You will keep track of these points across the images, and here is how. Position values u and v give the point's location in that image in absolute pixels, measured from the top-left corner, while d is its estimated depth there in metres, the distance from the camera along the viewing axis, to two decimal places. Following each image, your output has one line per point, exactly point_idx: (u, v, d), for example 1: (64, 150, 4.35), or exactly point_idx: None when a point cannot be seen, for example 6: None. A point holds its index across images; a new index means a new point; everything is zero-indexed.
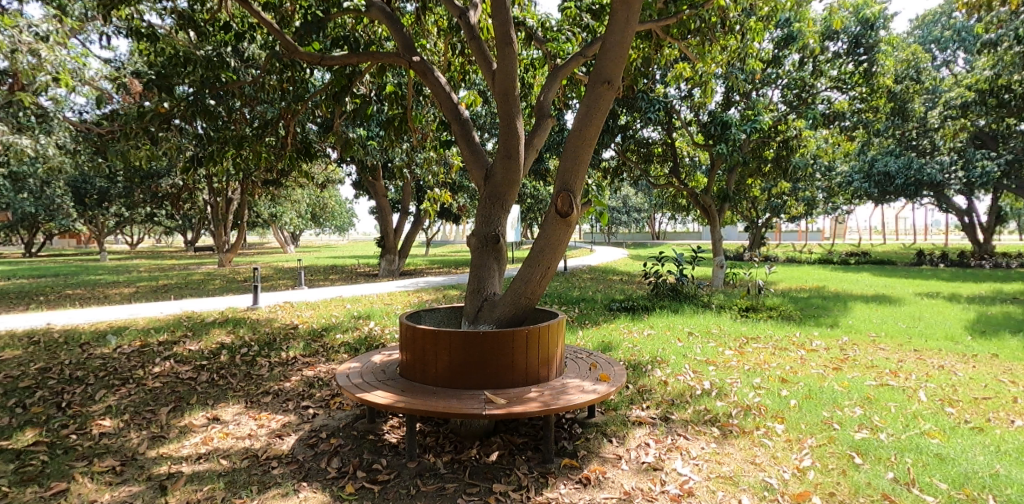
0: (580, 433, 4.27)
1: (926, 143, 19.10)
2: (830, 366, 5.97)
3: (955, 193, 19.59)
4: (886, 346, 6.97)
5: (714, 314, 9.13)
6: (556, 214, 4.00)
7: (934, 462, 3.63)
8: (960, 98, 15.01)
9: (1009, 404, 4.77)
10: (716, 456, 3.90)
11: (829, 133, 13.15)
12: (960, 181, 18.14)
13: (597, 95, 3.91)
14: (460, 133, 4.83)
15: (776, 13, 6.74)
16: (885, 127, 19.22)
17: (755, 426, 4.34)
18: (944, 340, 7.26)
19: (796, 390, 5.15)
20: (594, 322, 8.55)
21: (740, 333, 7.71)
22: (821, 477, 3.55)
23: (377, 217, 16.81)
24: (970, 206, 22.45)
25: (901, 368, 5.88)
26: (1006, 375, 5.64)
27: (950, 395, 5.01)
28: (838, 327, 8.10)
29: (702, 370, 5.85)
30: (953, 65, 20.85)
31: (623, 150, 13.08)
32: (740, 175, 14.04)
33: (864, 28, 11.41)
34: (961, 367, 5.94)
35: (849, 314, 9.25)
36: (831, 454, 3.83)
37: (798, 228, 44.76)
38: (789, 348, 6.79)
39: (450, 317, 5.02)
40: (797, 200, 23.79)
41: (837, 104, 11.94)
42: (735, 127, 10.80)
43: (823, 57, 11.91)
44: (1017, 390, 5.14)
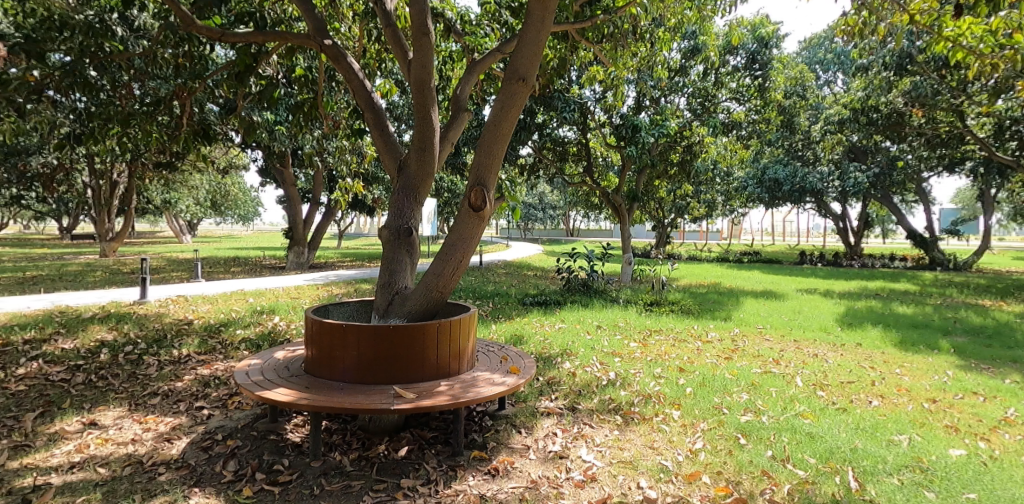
0: (490, 425, 4.32)
1: (810, 154, 21.07)
2: (722, 356, 6.45)
3: (832, 199, 21.78)
4: (771, 337, 7.65)
5: (621, 309, 9.57)
6: (470, 207, 4.01)
7: (806, 440, 4.02)
8: (838, 115, 16.55)
9: (869, 387, 5.38)
10: (618, 442, 4.09)
11: (728, 141, 14.14)
12: (836, 189, 20.12)
13: (512, 91, 3.96)
14: (375, 123, 4.71)
15: (682, 25, 7.14)
16: (776, 138, 20.92)
17: (655, 413, 4.60)
18: (818, 331, 8.07)
19: (692, 378, 5.51)
20: (507, 316, 8.68)
21: (645, 325, 8.13)
22: (711, 458, 3.82)
23: (285, 208, 16.03)
24: (844, 213, 25.02)
25: (782, 357, 6.47)
26: (867, 362, 6.34)
27: (821, 380, 5.56)
28: (730, 320, 8.76)
29: (608, 361, 6.13)
30: (833, 85, 23.11)
31: (540, 147, 13.29)
32: (648, 176, 14.76)
33: (760, 46, 12.31)
34: (831, 355, 6.63)
35: (741, 308, 10.01)
36: (720, 436, 4.14)
37: (700, 229, 47.84)
38: (687, 340, 7.26)
39: (360, 311, 4.91)
40: (699, 202, 25.35)
41: (735, 114, 12.86)
42: (644, 131, 11.34)
43: (725, 69, 12.71)
44: (875, 374, 5.82)
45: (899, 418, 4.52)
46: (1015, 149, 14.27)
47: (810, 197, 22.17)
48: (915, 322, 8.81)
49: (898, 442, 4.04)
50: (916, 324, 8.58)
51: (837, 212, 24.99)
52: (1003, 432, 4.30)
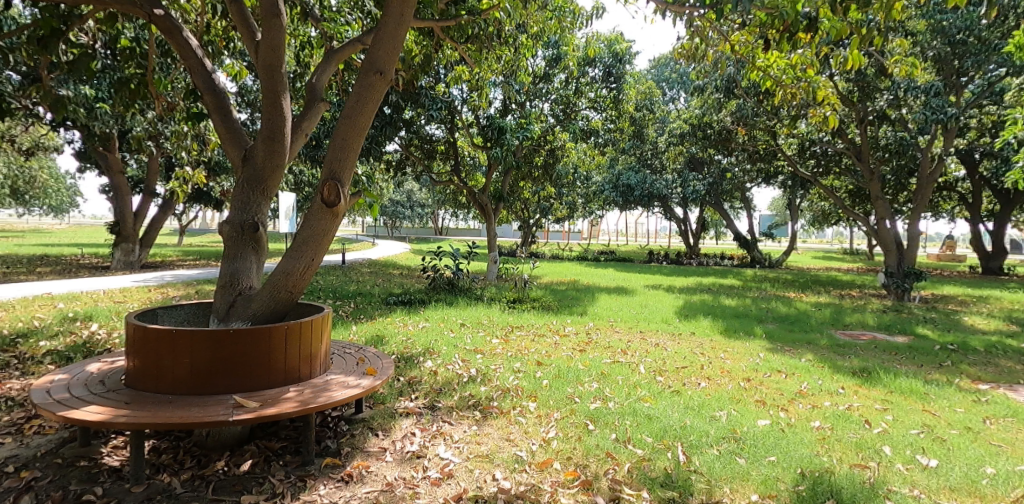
0: (346, 430, 4.15)
1: (657, 163, 23.10)
2: (577, 349, 6.83)
3: (676, 204, 24.09)
4: (621, 330, 8.27)
5: (486, 306, 9.73)
6: (322, 203, 3.80)
7: (645, 422, 4.40)
8: (680, 129, 18.34)
9: (699, 371, 6.04)
10: (476, 437, 4.16)
11: (587, 147, 15.01)
12: (679, 195, 22.29)
13: (369, 84, 3.83)
14: (215, 106, 4.29)
15: (543, 33, 7.44)
16: (629, 146, 22.64)
17: (512, 406, 4.74)
18: (661, 323, 8.88)
19: (548, 371, 5.76)
20: (369, 316, 8.40)
21: (507, 322, 8.35)
22: (562, 445, 4.03)
23: (110, 198, 14.01)
24: (685, 217, 27.80)
25: (629, 347, 7.03)
26: (698, 349, 7.12)
27: (661, 366, 6.13)
28: (586, 315, 9.32)
29: (470, 358, 6.19)
30: (677, 102, 25.59)
31: (406, 144, 13.04)
32: (513, 177, 15.20)
33: (615, 61, 13.26)
34: (670, 344, 7.34)
35: (596, 303, 10.70)
36: (571, 424, 4.38)
37: (563, 229, 50.38)
38: (546, 335, 7.59)
39: (197, 314, 4.44)
40: (561, 204, 26.64)
41: (593, 122, 13.66)
42: (509, 133, 11.62)
43: (585, 79, 13.44)
44: (705, 359, 6.55)
45: (721, 396, 5.12)
46: (813, 165, 16.91)
47: (657, 202, 24.32)
48: (737, 312, 10.08)
49: (719, 417, 4.58)
50: (739, 315, 9.81)
51: (679, 216, 27.69)
52: (798, 402, 5.07)
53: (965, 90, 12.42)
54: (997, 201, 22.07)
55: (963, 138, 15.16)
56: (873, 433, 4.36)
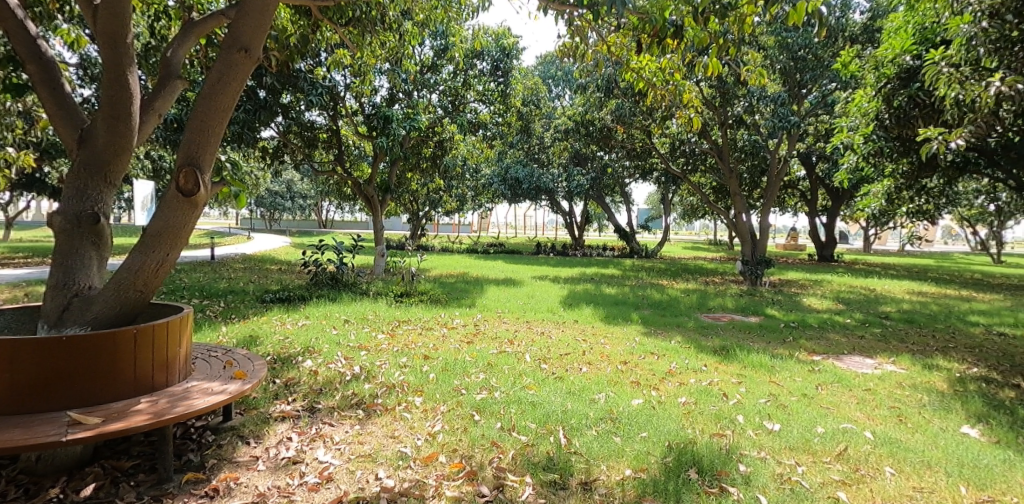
0: (212, 441, 3.82)
1: (544, 157, 23.75)
2: (464, 340, 6.84)
3: (561, 198, 24.94)
4: (508, 320, 8.42)
5: (371, 301, 9.42)
6: (178, 192, 3.44)
7: (529, 408, 4.51)
8: (564, 125, 18.97)
9: (581, 356, 6.31)
10: (358, 437, 4.01)
11: (476, 140, 15.04)
12: (564, 189, 23.07)
13: (231, 62, 3.51)
14: (43, 78, 3.71)
15: (429, 22, 7.30)
16: (517, 141, 23.00)
17: (397, 402, 4.63)
18: (546, 312, 9.17)
19: (435, 365, 5.70)
20: (242, 316, 7.79)
21: (394, 317, 8.15)
22: (448, 438, 4.01)
23: None
24: (571, 210, 28.90)
25: (515, 336, 7.18)
26: (581, 335, 7.43)
27: (546, 354, 6.33)
28: (474, 307, 9.38)
29: (354, 355, 5.96)
30: (562, 99, 26.41)
31: (284, 131, 12.22)
32: (400, 169, 14.84)
33: (502, 55, 13.37)
34: (555, 332, 7.61)
35: (484, 295, 10.79)
36: (457, 416, 4.37)
37: (453, 223, 50.25)
38: (434, 328, 7.52)
39: (24, 319, 3.84)
40: (450, 197, 26.51)
41: (481, 115, 13.68)
42: (395, 123, 11.28)
43: (473, 72, 13.40)
44: (587, 345, 6.86)
45: (600, 380, 5.39)
46: (683, 163, 18.29)
47: (544, 196, 25.02)
48: (616, 300, 10.67)
49: (598, 399, 4.81)
50: (618, 302, 10.39)
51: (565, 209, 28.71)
52: (668, 381, 5.48)
53: (805, 99, 14.10)
54: (829, 197, 25.37)
55: (804, 143, 17.21)
56: (730, 404, 4.83)
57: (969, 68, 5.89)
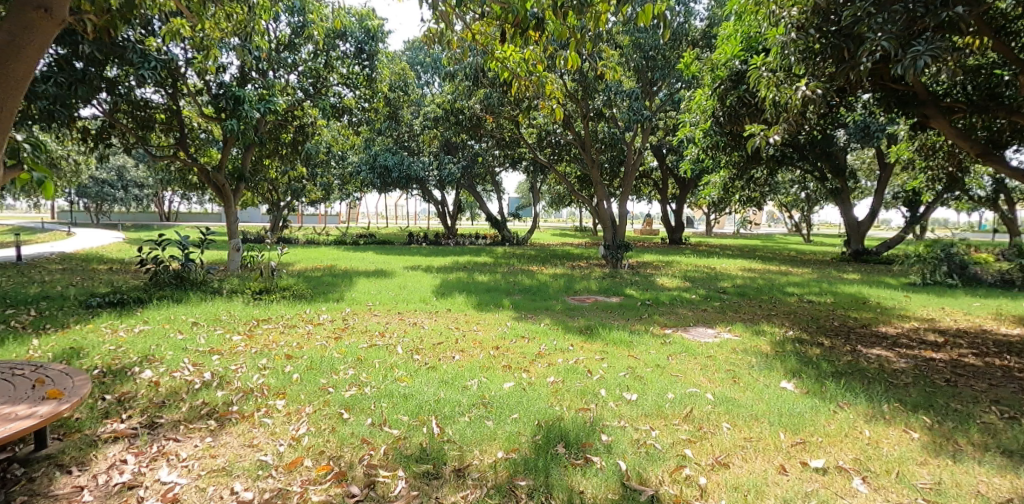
0: (21, 476, 3.26)
1: (414, 145, 23.33)
2: (332, 336, 6.52)
3: (433, 187, 24.69)
4: (379, 312, 8.18)
5: (225, 300, 8.62)
6: None
7: (401, 401, 4.43)
8: (433, 113, 18.73)
9: (454, 345, 6.32)
10: (210, 450, 3.66)
11: (340, 126, 14.32)
12: (435, 177, 22.83)
13: (25, 23, 2.96)
14: None
15: None
16: (385, 128, 22.26)
17: (256, 408, 4.30)
18: (419, 302, 9.06)
19: (299, 364, 5.37)
20: (62, 325, 6.72)
21: (252, 316, 7.53)
22: (314, 440, 3.80)
23: None
24: (443, 199, 28.77)
25: (386, 329, 6.99)
26: (454, 324, 7.44)
27: (418, 345, 6.24)
28: (343, 300, 8.98)
29: (204, 361, 5.41)
30: (431, 86, 26.02)
31: (110, 110, 10.66)
32: (255, 155, 13.70)
33: (367, 37, 12.82)
34: (428, 322, 7.54)
35: (353, 288, 10.37)
36: (324, 416, 4.16)
37: (319, 213, 47.60)
38: (297, 325, 7.07)
39: None
40: (314, 185, 25.03)
41: (345, 99, 13.04)
42: (248, 104, 10.30)
43: (334, 53, 12.69)
44: (459, 333, 6.88)
45: (473, 366, 5.45)
46: (550, 153, 18.97)
47: (415, 184, 24.58)
48: (488, 287, 10.83)
49: (470, 386, 4.85)
50: (490, 289, 10.56)
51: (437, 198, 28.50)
52: (538, 362, 5.69)
53: (656, 96, 15.28)
54: (678, 186, 27.86)
55: (655, 136, 18.68)
56: (593, 379, 5.13)
57: (784, 73, 6.75)
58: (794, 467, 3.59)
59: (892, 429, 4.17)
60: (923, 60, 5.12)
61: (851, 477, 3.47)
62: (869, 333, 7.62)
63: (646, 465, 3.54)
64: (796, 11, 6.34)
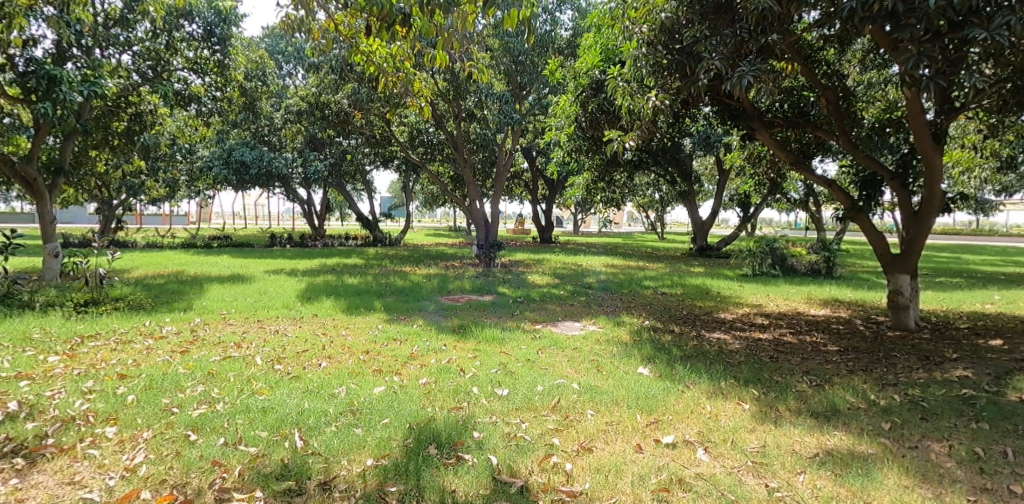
0: None
1: (275, 140, 21.78)
2: (177, 350, 5.87)
3: (297, 185, 23.25)
4: (234, 321, 7.52)
5: (39, 315, 7.38)
6: None
7: (259, 416, 4.11)
8: (294, 106, 17.56)
9: (320, 351, 6.00)
10: (17, 494, 3.13)
11: (186, 116, 12.92)
12: (300, 175, 21.51)
13: None
14: None
15: None
16: (240, 120, 20.49)
17: (79, 438, 3.74)
18: (281, 308, 8.47)
19: (135, 384, 4.76)
20: None
21: (75, 332, 6.53)
22: (153, 468, 3.40)
23: None
24: (309, 198, 27.23)
25: (243, 339, 6.45)
26: (320, 330, 7.07)
27: (280, 354, 5.84)
28: (191, 310, 8.12)
29: (9, 388, 4.59)
30: (293, 77, 24.37)
31: None
32: (77, 146, 11.89)
33: (218, 20, 11.76)
34: (291, 329, 7.08)
35: (204, 296, 9.43)
36: (166, 441, 3.74)
37: (162, 212, 42.59)
38: (133, 340, 6.26)
39: None
40: (156, 182, 22.35)
41: (192, 87, 11.80)
42: (66, 85, 8.84)
43: (177, 34, 11.48)
44: (326, 339, 6.55)
45: (340, 373, 5.21)
46: (422, 151, 18.78)
47: (277, 182, 22.96)
48: (358, 290, 10.43)
49: (337, 393, 4.64)
50: (360, 292, 10.18)
51: (303, 197, 26.92)
52: (410, 364, 5.59)
53: (526, 99, 15.73)
54: (547, 187, 28.98)
55: (524, 138, 19.26)
56: (466, 378, 5.16)
57: (637, 84, 7.30)
58: (648, 445, 3.91)
59: (728, 403, 4.70)
60: (748, 79, 5.81)
61: (695, 449, 3.85)
62: (710, 319, 8.52)
63: (516, 457, 3.64)
64: (645, 28, 6.87)
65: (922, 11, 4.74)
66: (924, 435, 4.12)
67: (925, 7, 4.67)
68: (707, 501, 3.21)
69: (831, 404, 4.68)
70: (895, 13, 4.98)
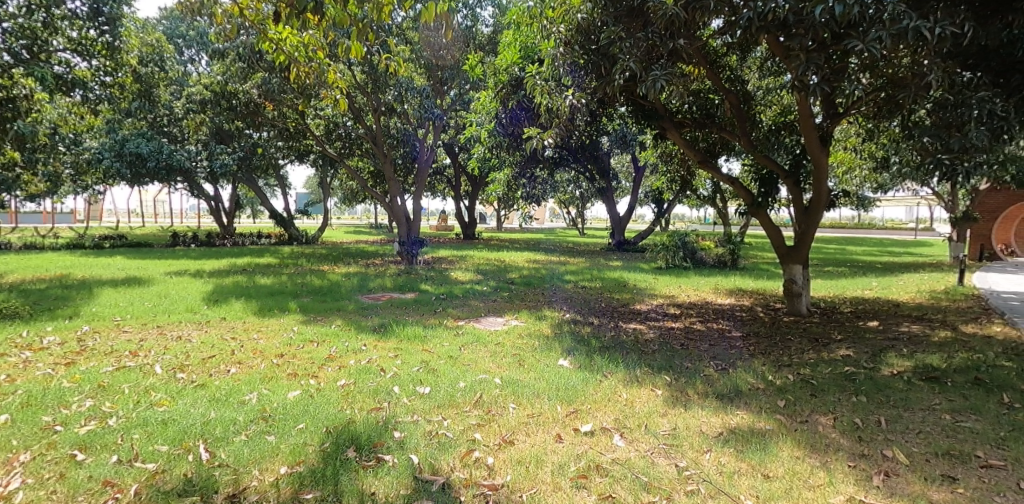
0: None
1: (176, 131, 20.24)
2: (61, 362, 5.33)
3: (202, 180, 21.77)
4: (130, 328, 6.93)
5: None
6: None
7: (158, 429, 3.83)
8: (197, 94, 16.34)
9: (229, 357, 5.66)
10: None
11: (70, 103, 11.72)
12: (205, 169, 20.14)
13: None
14: None
15: None
16: (134, 109, 18.85)
17: None
18: (184, 313, 7.91)
19: (10, 402, 4.28)
20: None
21: None
22: (32, 494, 3.08)
23: None
24: (216, 194, 25.58)
25: (140, 347, 5.96)
26: (229, 334, 6.66)
27: (183, 361, 5.46)
28: (79, 317, 7.40)
29: None
30: (196, 64, 22.64)
31: None
32: None
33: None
34: (196, 334, 6.63)
35: (94, 301, 8.61)
36: (49, 462, 3.40)
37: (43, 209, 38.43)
38: (8, 353, 5.62)
39: None
40: (34, 175, 20.12)
41: (76, 71, 10.71)
42: None
43: (57, 11, 10.36)
44: (236, 344, 6.19)
45: (251, 379, 4.95)
46: (340, 146, 18.15)
47: (179, 176, 21.37)
48: (271, 291, 9.93)
49: (248, 400, 4.41)
50: (273, 293, 9.69)
51: (209, 193, 25.25)
52: (327, 367, 5.40)
53: (447, 94, 15.58)
54: (469, 183, 28.93)
55: (446, 134, 19.10)
56: (386, 377, 5.07)
57: (555, 83, 7.43)
58: (567, 434, 4.01)
59: (642, 390, 4.91)
60: (658, 81, 6.07)
61: (611, 435, 4.00)
62: (627, 311, 8.87)
63: (438, 455, 3.62)
64: (562, 28, 7.00)
65: (809, 23, 5.15)
66: (814, 410, 4.51)
67: (811, 19, 5.09)
68: (622, 485, 3.34)
69: (734, 386, 5.01)
70: (786, 23, 5.39)
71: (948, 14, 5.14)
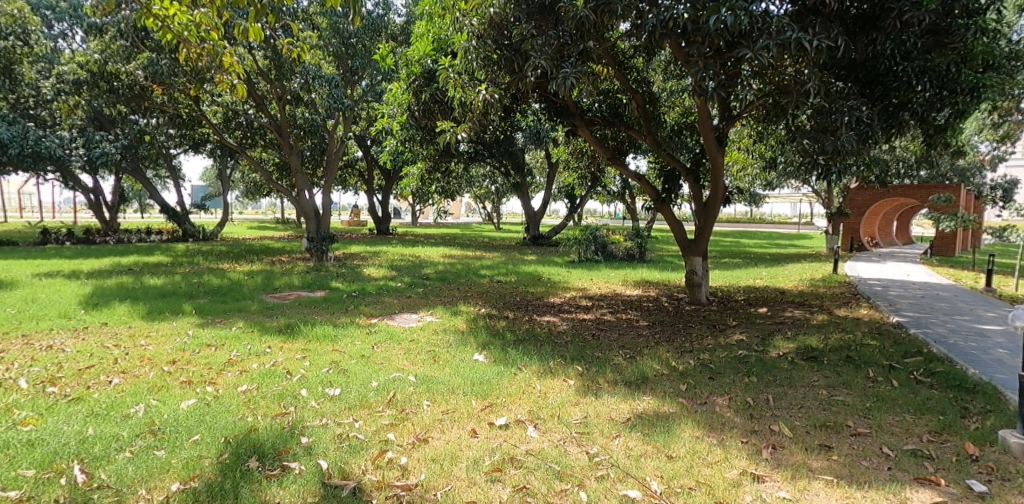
0: None
1: (44, 114, 17.99)
2: None
3: (78, 169, 19.62)
4: None
5: None
6: None
7: (22, 452, 3.41)
8: (68, 73, 14.46)
9: (110, 367, 5.15)
10: None
11: None
12: (81, 158, 18.11)
13: None
14: None
15: None
16: None
17: None
18: (56, 318, 7.10)
19: None
20: None
21: None
22: None
23: None
24: (95, 185, 23.14)
25: (1, 359, 5.29)
26: (110, 341, 6.05)
27: (54, 374, 4.90)
28: None
29: None
30: (69, 40, 20.10)
31: None
32: None
33: None
34: (70, 343, 5.96)
35: None
36: None
37: None
38: None
39: None
40: None
41: None
42: None
43: None
44: (119, 351, 5.63)
45: (137, 389, 4.54)
46: (240, 135, 17.05)
47: (50, 165, 19.15)
48: (162, 292, 9.14)
49: (133, 413, 4.03)
50: (164, 294, 8.92)
51: (87, 184, 22.80)
52: (227, 372, 5.05)
53: (358, 84, 15.05)
54: (382, 177, 28.18)
55: (356, 125, 18.49)
56: (292, 381, 4.83)
57: (468, 77, 7.37)
58: (482, 428, 4.02)
59: (556, 381, 5.01)
60: (572, 81, 6.20)
61: (526, 427, 4.05)
62: (541, 304, 9.00)
63: (347, 458, 3.50)
64: (475, 22, 6.94)
65: (705, 31, 5.45)
66: (712, 391, 4.82)
67: (707, 27, 5.38)
68: (536, 475, 3.40)
69: (640, 373, 5.24)
70: (686, 30, 5.68)
71: (825, 28, 5.63)
